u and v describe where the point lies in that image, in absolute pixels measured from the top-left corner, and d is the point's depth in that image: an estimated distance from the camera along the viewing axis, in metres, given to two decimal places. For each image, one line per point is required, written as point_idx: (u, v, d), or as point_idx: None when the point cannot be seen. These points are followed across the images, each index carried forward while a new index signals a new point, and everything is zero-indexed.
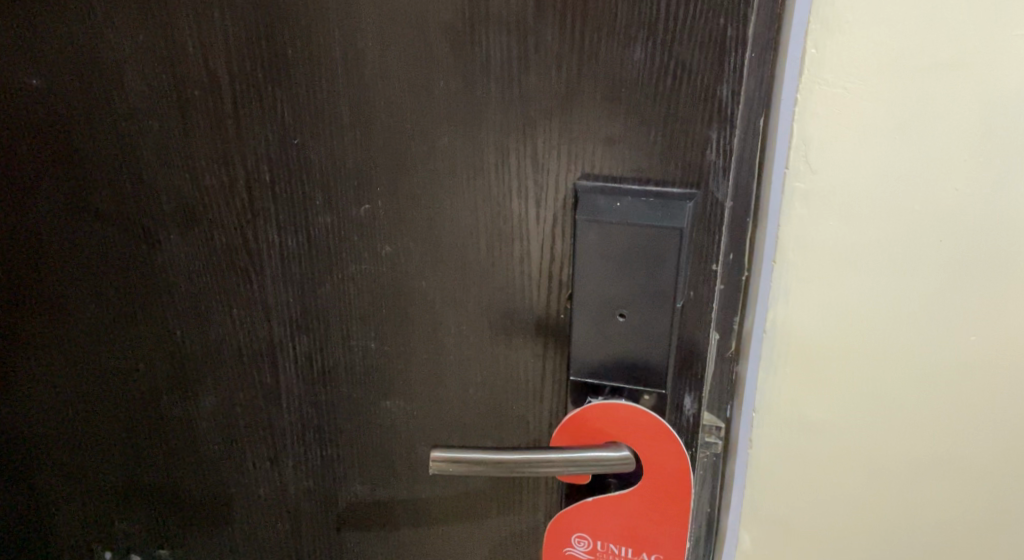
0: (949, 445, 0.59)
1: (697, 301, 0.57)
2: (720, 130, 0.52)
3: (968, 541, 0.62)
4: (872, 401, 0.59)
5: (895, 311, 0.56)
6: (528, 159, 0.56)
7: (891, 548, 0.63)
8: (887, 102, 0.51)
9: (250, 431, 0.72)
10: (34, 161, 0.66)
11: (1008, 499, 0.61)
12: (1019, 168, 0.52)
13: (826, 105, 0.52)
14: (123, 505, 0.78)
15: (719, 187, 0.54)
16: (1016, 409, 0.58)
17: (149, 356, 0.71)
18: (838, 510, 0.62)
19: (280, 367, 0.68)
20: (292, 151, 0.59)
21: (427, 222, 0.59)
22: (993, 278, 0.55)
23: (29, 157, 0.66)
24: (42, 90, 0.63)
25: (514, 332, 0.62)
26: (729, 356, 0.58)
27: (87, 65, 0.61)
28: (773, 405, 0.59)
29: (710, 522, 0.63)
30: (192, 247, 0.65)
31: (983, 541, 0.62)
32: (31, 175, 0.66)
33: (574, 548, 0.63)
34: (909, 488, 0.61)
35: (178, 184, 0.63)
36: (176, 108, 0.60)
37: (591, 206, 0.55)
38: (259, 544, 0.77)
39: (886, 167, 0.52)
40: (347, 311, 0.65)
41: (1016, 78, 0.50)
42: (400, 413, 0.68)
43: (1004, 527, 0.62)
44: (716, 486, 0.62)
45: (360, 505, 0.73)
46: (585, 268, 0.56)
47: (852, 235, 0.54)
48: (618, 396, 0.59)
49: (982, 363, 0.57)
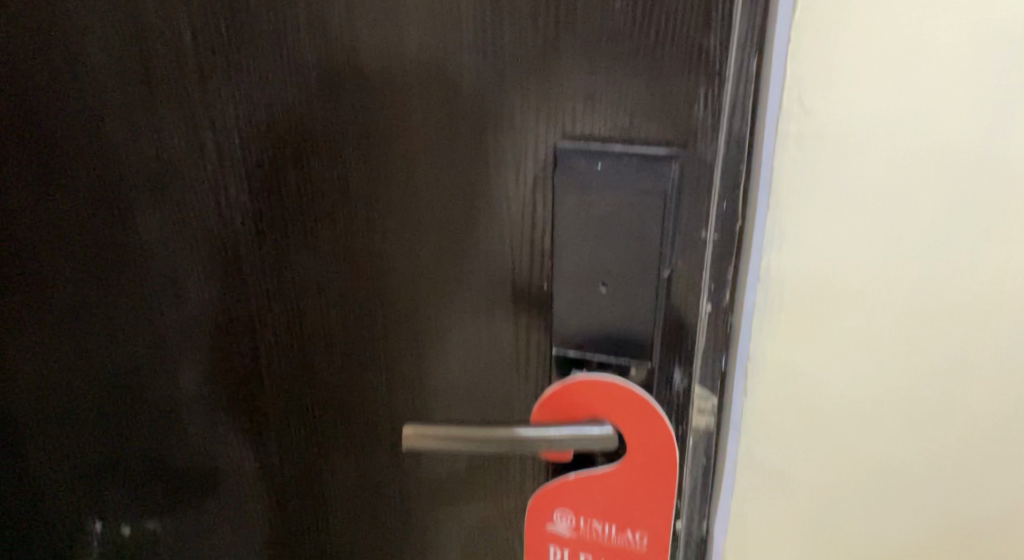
0: (946, 377, 0.62)
1: (685, 269, 0.54)
2: (709, 87, 0.50)
3: (963, 469, 0.65)
4: (865, 334, 0.61)
5: (891, 249, 0.59)
6: (504, 120, 0.54)
7: (889, 484, 0.66)
8: (881, 36, 0.53)
9: (231, 403, 0.71)
10: (15, 121, 0.66)
11: (1000, 426, 0.63)
12: (1005, 99, 0.55)
13: (819, 46, 0.54)
14: (109, 475, 0.77)
15: (708, 146, 0.51)
16: (1007, 333, 0.61)
17: (130, 323, 0.70)
18: (835, 442, 0.65)
19: (259, 337, 0.67)
20: (262, 110, 0.59)
21: (400, 185, 0.58)
22: (981, 208, 0.57)
23: (10, 119, 0.66)
24: (21, 56, 0.64)
25: (496, 303, 0.59)
26: (725, 314, 0.55)
27: (63, 26, 0.62)
28: (769, 341, 0.62)
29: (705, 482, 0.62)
30: (167, 210, 0.65)
31: (978, 469, 0.65)
32: (13, 135, 0.67)
33: (556, 525, 0.60)
34: (906, 424, 0.64)
35: (151, 144, 0.63)
36: (145, 67, 0.60)
37: (570, 167, 0.53)
38: (246, 518, 0.76)
39: (880, 98, 0.55)
40: (327, 279, 0.63)
41: (997, 17, 0.53)
42: (381, 387, 0.65)
43: (998, 454, 0.64)
44: (710, 451, 0.60)
45: (345, 481, 0.71)
46: (566, 235, 0.54)
47: (848, 172, 0.57)
48: (604, 370, 0.57)
49: (972, 290, 0.60)
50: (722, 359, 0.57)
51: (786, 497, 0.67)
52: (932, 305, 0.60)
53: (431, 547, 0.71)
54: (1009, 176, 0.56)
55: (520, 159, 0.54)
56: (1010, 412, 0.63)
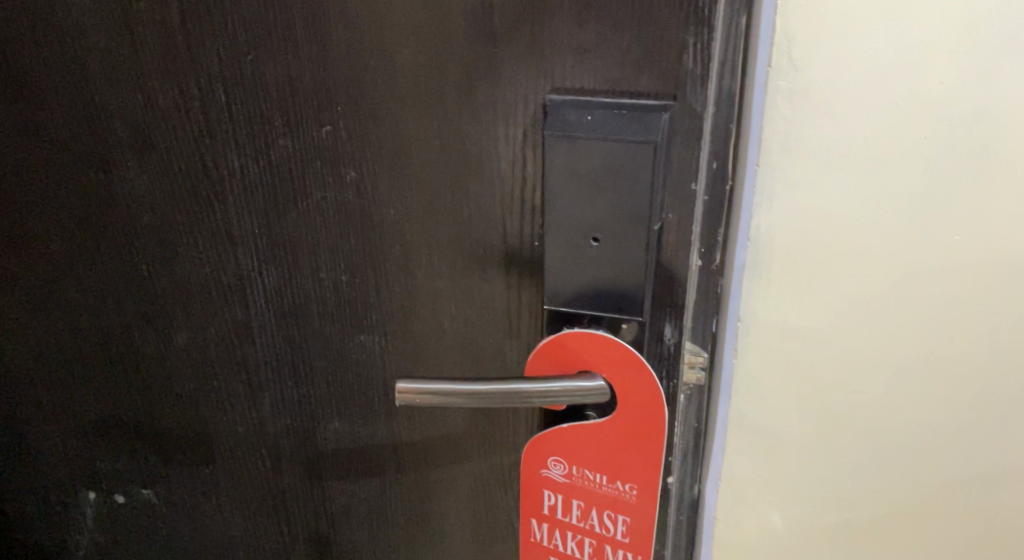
0: (935, 332, 0.63)
1: (675, 223, 0.54)
2: (698, 35, 0.50)
3: (948, 423, 0.66)
4: (856, 293, 0.62)
5: (880, 205, 0.59)
6: (495, 76, 0.54)
7: (878, 440, 0.67)
8: None
9: (223, 367, 0.71)
10: None
11: (985, 381, 0.65)
12: (994, 54, 0.55)
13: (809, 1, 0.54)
14: (103, 441, 0.78)
15: (697, 97, 0.51)
16: (993, 290, 0.62)
17: (117, 289, 0.70)
18: (825, 401, 0.65)
19: (250, 300, 0.67)
20: (247, 70, 0.59)
21: (391, 143, 0.58)
22: (970, 166, 0.58)
23: None
24: None
25: (487, 262, 0.59)
26: (716, 268, 0.56)
27: None
28: (759, 300, 0.62)
29: (698, 436, 0.62)
30: (153, 172, 0.64)
31: (962, 422, 0.66)
32: None
33: (550, 472, 0.61)
34: (896, 380, 0.65)
35: (135, 106, 0.62)
36: (128, 27, 0.60)
37: (559, 120, 0.53)
38: (241, 482, 0.76)
39: (871, 53, 0.55)
40: (317, 240, 0.63)
41: None
42: (374, 348, 0.66)
43: (983, 408, 0.66)
44: (704, 402, 0.61)
45: (340, 444, 0.71)
46: (555, 189, 0.54)
47: (837, 130, 0.57)
48: (596, 326, 0.57)
49: (958, 249, 0.60)
50: (713, 322, 0.57)
51: (776, 457, 0.68)
52: (921, 261, 0.61)
53: (426, 509, 0.72)
54: (997, 134, 0.57)
55: (511, 117, 0.54)
56: (995, 366, 0.64)
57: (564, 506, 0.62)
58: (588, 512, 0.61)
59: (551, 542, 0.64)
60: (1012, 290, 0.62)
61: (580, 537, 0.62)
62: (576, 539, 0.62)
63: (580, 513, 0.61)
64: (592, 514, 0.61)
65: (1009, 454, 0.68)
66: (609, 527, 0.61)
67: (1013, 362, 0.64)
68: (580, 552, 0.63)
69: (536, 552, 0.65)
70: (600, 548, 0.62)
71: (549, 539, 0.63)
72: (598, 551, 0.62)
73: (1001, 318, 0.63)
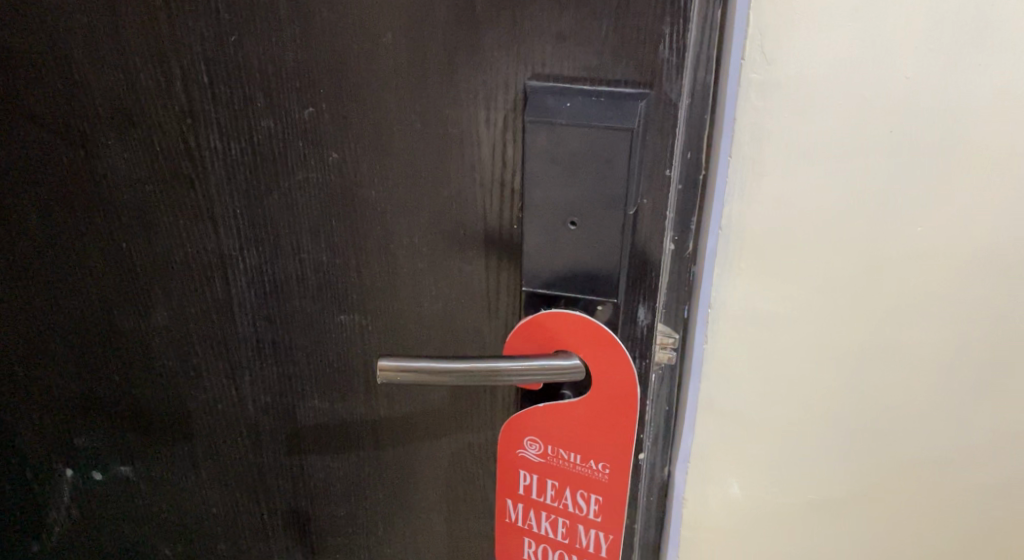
0: (895, 321, 0.65)
1: (650, 208, 0.56)
2: (673, 25, 0.52)
3: (909, 407, 0.69)
4: (823, 281, 0.64)
5: (845, 198, 0.61)
6: (476, 60, 0.55)
7: (841, 423, 0.69)
8: None
9: (204, 345, 0.72)
10: None
11: (945, 364, 0.67)
12: (959, 50, 0.57)
13: None
14: (81, 418, 0.79)
15: (673, 86, 0.53)
16: (953, 279, 0.64)
17: (97, 268, 0.70)
18: (790, 385, 0.68)
19: (231, 280, 0.68)
20: (231, 51, 0.59)
21: (374, 126, 0.59)
22: (933, 158, 0.60)
23: None
24: None
25: (467, 245, 0.61)
26: (688, 252, 0.60)
27: None
28: (729, 288, 0.64)
29: (670, 411, 0.66)
30: (134, 152, 0.65)
31: (923, 405, 0.69)
32: None
33: (526, 451, 0.63)
34: (859, 367, 0.67)
35: (116, 86, 0.63)
36: (108, 5, 0.60)
37: (539, 105, 0.54)
38: (220, 458, 0.77)
39: (841, 47, 0.57)
40: (299, 221, 0.64)
41: None
42: (355, 328, 0.67)
43: (942, 391, 0.69)
44: (676, 379, 0.65)
45: (319, 421, 0.73)
46: (535, 174, 0.55)
47: (807, 122, 0.59)
48: (572, 307, 0.58)
49: (922, 240, 0.63)
50: (685, 307, 0.62)
51: (743, 439, 0.70)
52: (883, 252, 0.63)
53: (403, 485, 0.73)
54: (958, 127, 0.59)
55: (492, 101, 0.56)
56: (954, 352, 0.67)
57: (539, 486, 0.64)
58: (562, 491, 0.63)
59: (526, 523, 0.65)
60: (968, 279, 0.64)
61: (554, 517, 0.64)
62: (549, 519, 0.64)
63: (554, 493, 0.63)
64: (566, 493, 0.63)
65: (963, 437, 0.71)
66: (582, 507, 0.63)
67: (969, 347, 0.67)
68: (554, 532, 0.65)
69: (510, 533, 0.67)
70: (573, 528, 0.64)
71: (524, 520, 0.65)
72: (571, 531, 0.64)
73: (957, 306, 0.65)
